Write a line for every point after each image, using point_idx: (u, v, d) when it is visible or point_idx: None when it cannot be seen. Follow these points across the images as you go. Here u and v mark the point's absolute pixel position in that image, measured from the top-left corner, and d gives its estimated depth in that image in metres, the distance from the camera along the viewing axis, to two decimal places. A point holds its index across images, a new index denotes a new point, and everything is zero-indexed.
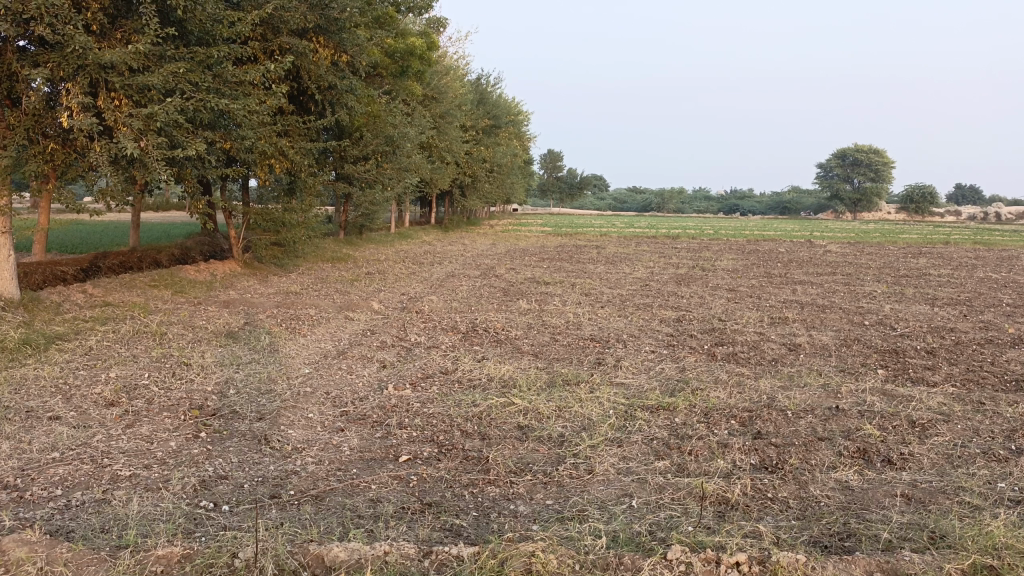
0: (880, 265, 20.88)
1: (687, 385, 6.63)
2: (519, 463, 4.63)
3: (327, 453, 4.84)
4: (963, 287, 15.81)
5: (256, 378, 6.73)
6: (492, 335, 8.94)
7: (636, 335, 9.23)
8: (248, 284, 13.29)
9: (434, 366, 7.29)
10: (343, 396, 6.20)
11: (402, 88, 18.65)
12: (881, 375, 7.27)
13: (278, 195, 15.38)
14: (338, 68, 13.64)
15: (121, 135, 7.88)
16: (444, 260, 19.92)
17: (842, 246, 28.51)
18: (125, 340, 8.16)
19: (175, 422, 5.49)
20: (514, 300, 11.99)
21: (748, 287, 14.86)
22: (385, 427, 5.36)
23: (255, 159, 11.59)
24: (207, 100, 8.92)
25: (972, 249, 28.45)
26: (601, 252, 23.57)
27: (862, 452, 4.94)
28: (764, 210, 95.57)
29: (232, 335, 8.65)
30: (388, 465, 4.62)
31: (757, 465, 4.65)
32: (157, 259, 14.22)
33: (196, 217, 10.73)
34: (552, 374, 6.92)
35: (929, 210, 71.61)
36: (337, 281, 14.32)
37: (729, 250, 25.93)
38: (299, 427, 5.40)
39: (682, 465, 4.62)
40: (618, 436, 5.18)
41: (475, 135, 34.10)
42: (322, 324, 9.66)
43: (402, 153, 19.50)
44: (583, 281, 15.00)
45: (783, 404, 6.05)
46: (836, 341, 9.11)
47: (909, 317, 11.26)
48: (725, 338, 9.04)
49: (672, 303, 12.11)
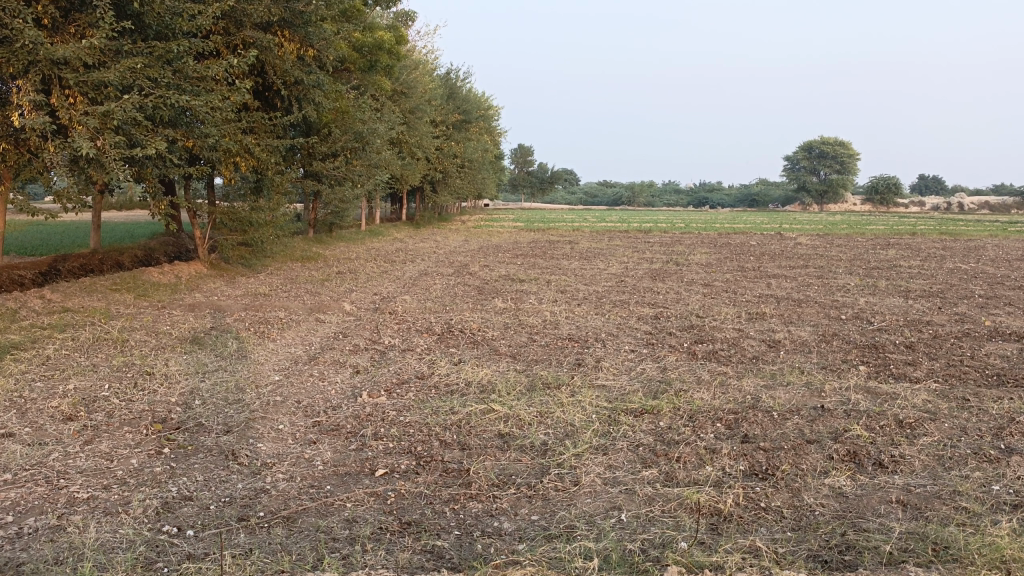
0: (850, 257, 20.98)
1: (669, 386, 6.47)
2: (501, 475, 4.43)
3: (299, 469, 4.60)
4: (934, 278, 15.88)
5: (224, 387, 6.45)
6: (468, 336, 8.73)
7: (615, 333, 9.07)
8: (215, 286, 12.93)
9: (410, 370, 7.05)
10: (315, 406, 5.94)
11: (370, 83, 18.33)
12: (863, 371, 7.19)
13: (245, 195, 14.99)
14: (305, 63, 13.30)
15: (77, 134, 7.52)
16: (416, 257, 19.63)
17: (811, 239, 28.64)
18: (85, 349, 7.80)
19: (137, 437, 5.20)
20: (489, 299, 11.77)
21: (722, 281, 14.79)
22: (359, 439, 5.13)
23: (219, 157, 11.23)
24: (166, 97, 8.57)
25: (939, 240, 28.72)
26: (574, 248, 23.41)
27: (852, 454, 4.82)
28: (733, 203, 96.23)
29: (198, 340, 8.34)
30: (364, 481, 4.40)
31: (748, 472, 4.49)
32: (120, 261, 13.78)
33: (158, 217, 10.36)
34: (531, 377, 6.72)
35: (894, 201, 72.57)
36: (307, 281, 13.99)
37: (701, 243, 25.92)
38: (269, 440, 5.14)
39: (670, 473, 4.45)
40: (602, 443, 5.00)
41: (445, 130, 33.76)
42: (292, 327, 9.38)
43: (371, 150, 19.17)
44: (558, 278, 14.82)
45: (768, 405, 5.91)
46: (815, 336, 9.03)
47: (885, 310, 11.24)
48: (705, 336, 8.92)
49: (649, 300, 11.98)
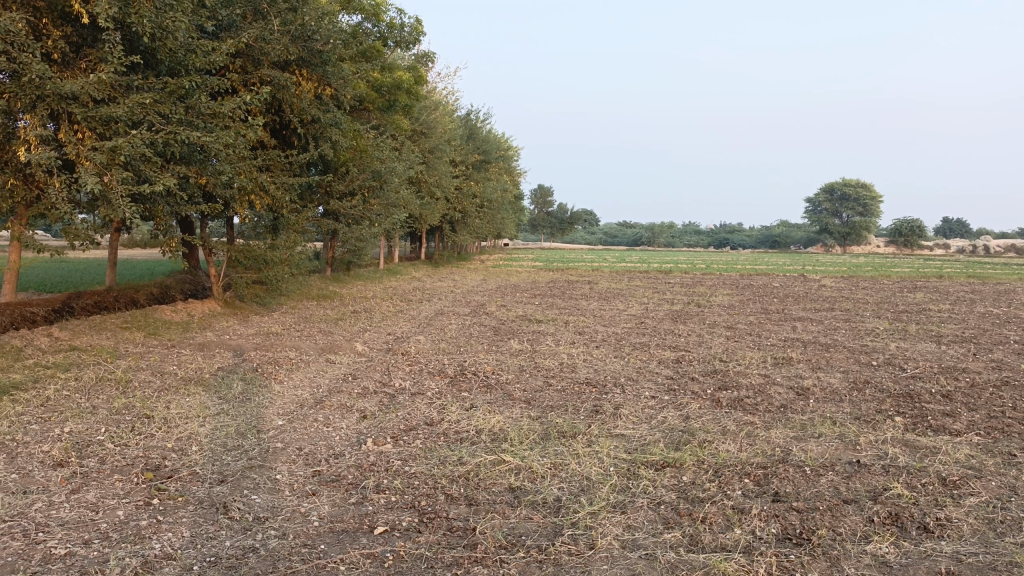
0: (877, 300, 20.49)
1: (693, 437, 6.09)
2: (510, 536, 4.08)
3: (293, 525, 4.27)
4: (966, 323, 15.34)
5: (225, 432, 6.16)
6: (481, 379, 8.41)
7: (634, 378, 8.70)
8: (227, 325, 12.74)
9: (419, 416, 6.72)
10: (317, 453, 5.63)
11: (389, 123, 18.31)
12: (899, 423, 6.75)
13: (261, 233, 14.90)
14: (323, 101, 13.28)
15: (83, 169, 7.41)
16: (432, 297, 19.42)
17: (835, 282, 28.10)
18: (86, 389, 7.56)
19: (126, 487, 4.90)
20: (505, 340, 11.45)
21: (745, 324, 14.40)
22: (360, 491, 4.81)
23: (233, 194, 11.12)
24: (177, 133, 8.47)
25: (966, 283, 28.14)
26: (593, 288, 23.10)
27: (894, 517, 4.42)
28: (755, 244, 95.65)
29: (203, 382, 8.09)
30: (361, 539, 4.06)
31: (781, 536, 4.11)
32: (133, 298, 13.65)
33: (170, 255, 10.21)
34: (546, 426, 6.36)
35: (918, 244, 71.64)
36: (321, 320, 13.75)
37: (723, 285, 25.52)
38: (265, 491, 4.83)
39: (694, 536, 4.08)
40: (620, 500, 4.63)
41: (464, 170, 33.78)
42: (301, 368, 9.11)
43: (389, 189, 19.12)
44: (576, 319, 14.49)
45: (799, 459, 5.52)
46: (846, 384, 8.60)
47: (917, 356, 10.77)
48: (729, 382, 8.52)
49: (670, 343, 11.59)
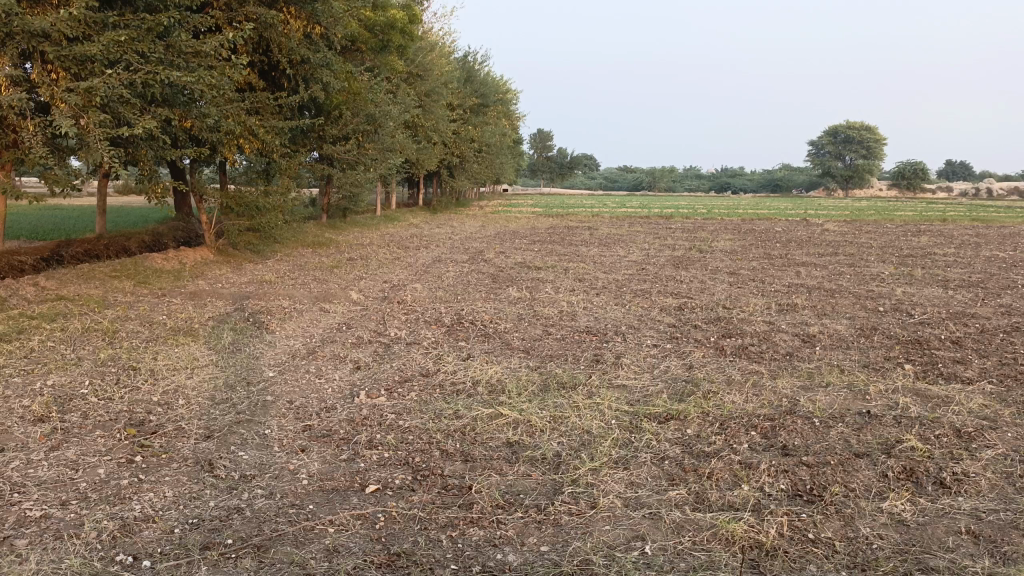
0: (882, 244, 20.18)
1: (697, 387, 5.88)
2: (508, 495, 3.89)
3: (281, 484, 4.08)
4: (972, 267, 15.05)
5: (212, 385, 5.96)
6: (478, 328, 8.19)
7: (636, 326, 8.47)
8: (220, 273, 12.48)
9: (414, 367, 6.51)
10: (308, 407, 5.44)
11: (383, 63, 17.74)
12: (909, 371, 6.55)
13: (253, 179, 14.52)
14: (313, 40, 12.78)
15: (58, 112, 7.06)
16: (430, 244, 19.11)
17: (839, 226, 27.69)
18: (72, 340, 7.34)
19: (109, 443, 4.71)
20: (503, 288, 11.21)
21: (748, 269, 14.15)
22: (352, 447, 4.61)
23: (221, 139, 10.74)
24: (157, 73, 8.07)
25: (971, 226, 27.75)
26: (593, 234, 22.77)
27: (909, 472, 4.23)
28: (757, 188, 94.78)
29: (193, 332, 7.86)
30: (352, 499, 3.87)
31: (792, 493, 3.93)
32: (124, 246, 13.35)
33: (157, 202, 9.90)
34: (545, 376, 6.16)
35: (921, 187, 70.80)
36: (316, 268, 13.49)
37: (725, 230, 25.15)
38: (252, 448, 4.63)
39: (701, 494, 3.90)
40: (623, 456, 4.44)
41: (462, 114, 33.09)
42: (294, 317, 8.88)
43: (385, 133, 18.65)
44: (576, 265, 14.23)
45: (807, 411, 5.32)
46: (852, 330, 8.37)
47: (924, 302, 10.53)
48: (732, 329, 8.31)
49: (672, 289, 11.35)
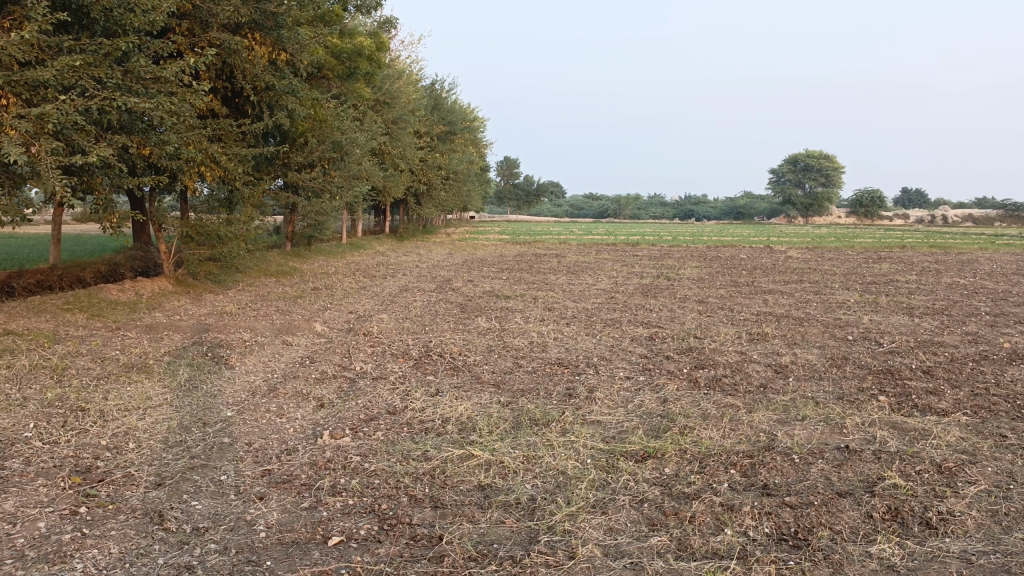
0: (845, 270, 20.38)
1: (673, 423, 5.73)
2: (480, 546, 3.67)
3: (236, 537, 3.81)
4: (935, 294, 15.23)
5: (166, 426, 5.66)
6: (448, 361, 7.97)
7: (608, 357, 8.32)
8: (179, 305, 12.10)
9: (380, 404, 6.27)
10: (268, 449, 5.17)
11: (349, 91, 17.56)
12: (884, 403, 6.46)
13: (215, 208, 14.19)
14: (277, 67, 12.58)
15: (7, 139, 6.75)
16: (396, 272, 18.86)
17: (801, 253, 28.03)
18: (18, 379, 6.96)
19: (51, 493, 4.39)
20: (471, 318, 11.00)
21: (717, 298, 14.11)
22: (314, 494, 4.35)
23: (180, 167, 10.44)
24: (114, 99, 7.80)
25: (930, 253, 28.29)
26: (561, 262, 22.70)
27: (893, 512, 4.10)
28: (719, 215, 95.97)
29: (147, 368, 7.52)
30: (314, 553, 3.63)
31: (777, 537, 3.77)
32: (78, 276, 12.90)
33: (112, 232, 9.54)
34: (517, 413, 5.95)
35: (878, 214, 72.37)
36: (279, 298, 13.17)
37: (691, 257, 25.26)
38: (207, 496, 4.35)
39: (683, 540, 3.72)
40: (601, 499, 4.25)
41: (428, 142, 33.02)
42: (255, 351, 8.58)
43: (350, 161, 18.44)
44: (544, 294, 14.08)
45: (786, 447, 5.19)
46: (824, 360, 8.30)
47: (892, 330, 10.56)
48: (705, 360, 8.19)
49: (642, 319, 11.25)
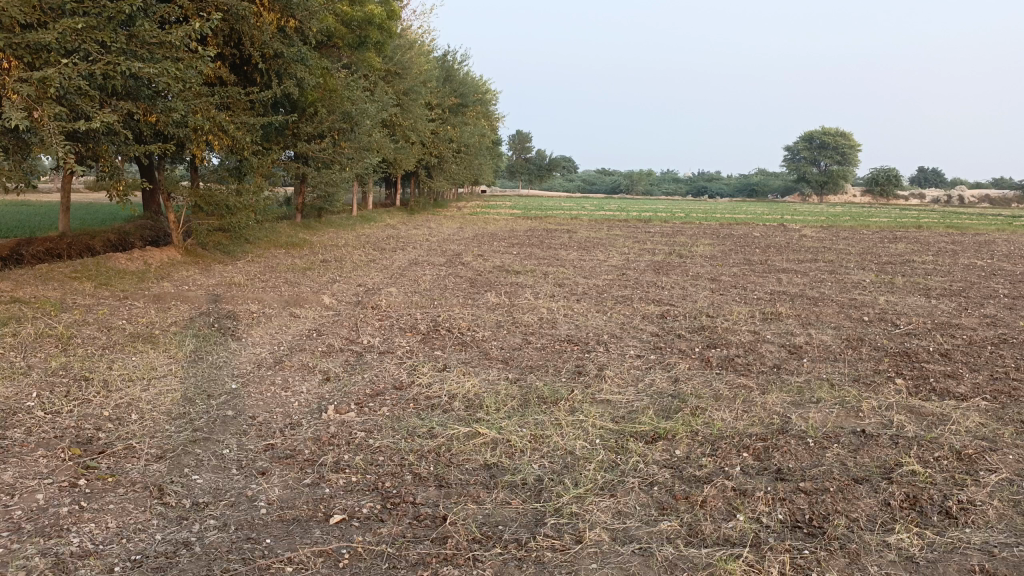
0: (861, 250, 20.11)
1: (685, 403, 5.60)
2: (485, 528, 3.58)
3: (236, 513, 3.73)
4: (952, 275, 14.96)
5: (170, 398, 5.58)
6: (456, 336, 7.87)
7: (618, 335, 8.19)
8: (187, 275, 12.03)
9: (387, 379, 6.17)
10: (272, 423, 5.08)
11: (359, 60, 17.33)
12: (901, 387, 6.31)
13: (224, 177, 14.07)
14: (286, 34, 12.38)
15: (8, 104, 6.60)
16: (406, 245, 18.74)
17: (815, 231, 27.67)
18: (23, 347, 6.90)
19: (51, 464, 4.32)
20: (481, 293, 10.88)
21: (730, 276, 13.94)
22: (317, 470, 4.27)
23: (187, 135, 10.30)
24: (118, 64, 7.65)
25: (947, 233, 27.88)
26: (573, 237, 22.49)
27: (911, 500, 3.98)
28: (733, 192, 95.16)
29: (153, 339, 7.45)
30: (315, 532, 3.54)
31: (791, 525, 3.65)
32: (87, 245, 12.85)
33: (118, 201, 9.43)
34: (525, 390, 5.84)
35: (894, 193, 71.47)
36: (288, 270, 13.08)
37: (704, 234, 25.00)
38: (208, 471, 4.27)
39: (693, 525, 3.61)
40: (609, 481, 4.14)
41: (440, 114, 32.70)
42: (262, 323, 8.50)
43: (361, 132, 18.26)
44: (555, 270, 13.92)
45: (800, 430, 5.06)
46: (839, 341, 8.15)
47: (909, 311, 10.38)
48: (718, 339, 8.05)
49: (653, 296, 11.10)
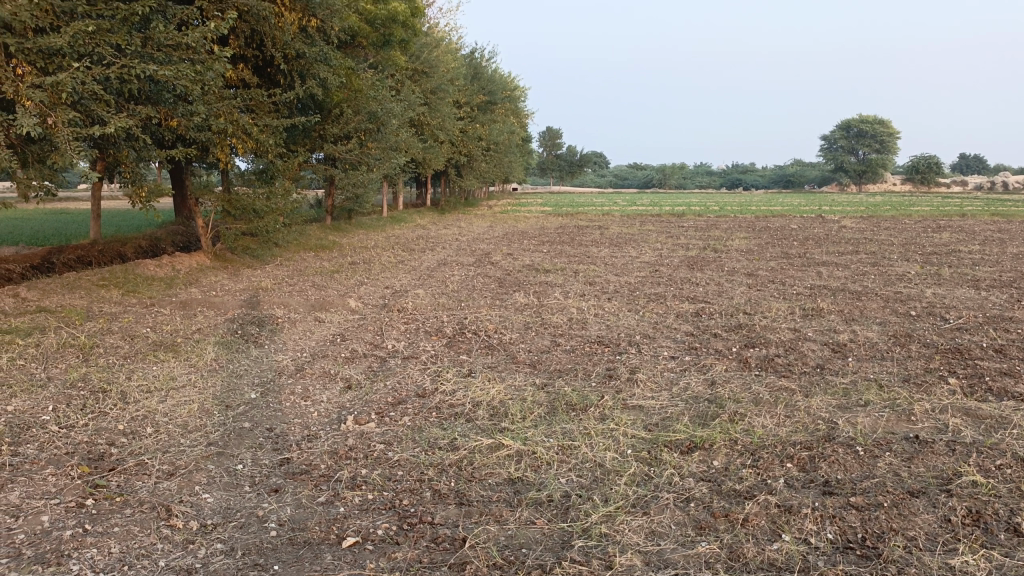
0: (904, 240, 19.46)
1: (723, 409, 5.28)
2: (507, 551, 3.33)
3: (244, 536, 3.52)
4: (1002, 265, 14.33)
5: (186, 409, 5.41)
6: (482, 339, 7.62)
7: (651, 335, 7.86)
8: (215, 280, 11.98)
9: (409, 386, 5.95)
10: (289, 435, 4.89)
11: (384, 60, 17.16)
12: (954, 386, 5.91)
13: (251, 181, 14.01)
14: (308, 35, 12.23)
15: (22, 110, 6.48)
16: (436, 245, 18.57)
17: (855, 222, 26.95)
18: (45, 358, 6.81)
19: (59, 483, 4.15)
20: (509, 294, 10.60)
21: (767, 271, 13.47)
22: (333, 487, 4.05)
23: (209, 138, 10.21)
24: (132, 68, 7.54)
25: (993, 221, 26.91)
26: (605, 234, 22.11)
27: (974, 516, 3.63)
28: (768, 184, 93.60)
29: (175, 347, 7.32)
30: (326, 556, 3.32)
31: (842, 547, 3.34)
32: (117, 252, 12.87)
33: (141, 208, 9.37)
34: (553, 397, 5.56)
35: (936, 180, 69.66)
36: (315, 273, 12.97)
37: (740, 227, 24.46)
38: (220, 489, 4.08)
39: (734, 548, 3.31)
40: (642, 497, 3.85)
41: (469, 113, 32.49)
42: (286, 328, 8.33)
43: (388, 132, 18.10)
44: (586, 268, 13.61)
45: (847, 437, 4.71)
46: (885, 338, 7.73)
47: (958, 304, 9.87)
48: (756, 338, 7.69)
49: (688, 293, 10.73)
